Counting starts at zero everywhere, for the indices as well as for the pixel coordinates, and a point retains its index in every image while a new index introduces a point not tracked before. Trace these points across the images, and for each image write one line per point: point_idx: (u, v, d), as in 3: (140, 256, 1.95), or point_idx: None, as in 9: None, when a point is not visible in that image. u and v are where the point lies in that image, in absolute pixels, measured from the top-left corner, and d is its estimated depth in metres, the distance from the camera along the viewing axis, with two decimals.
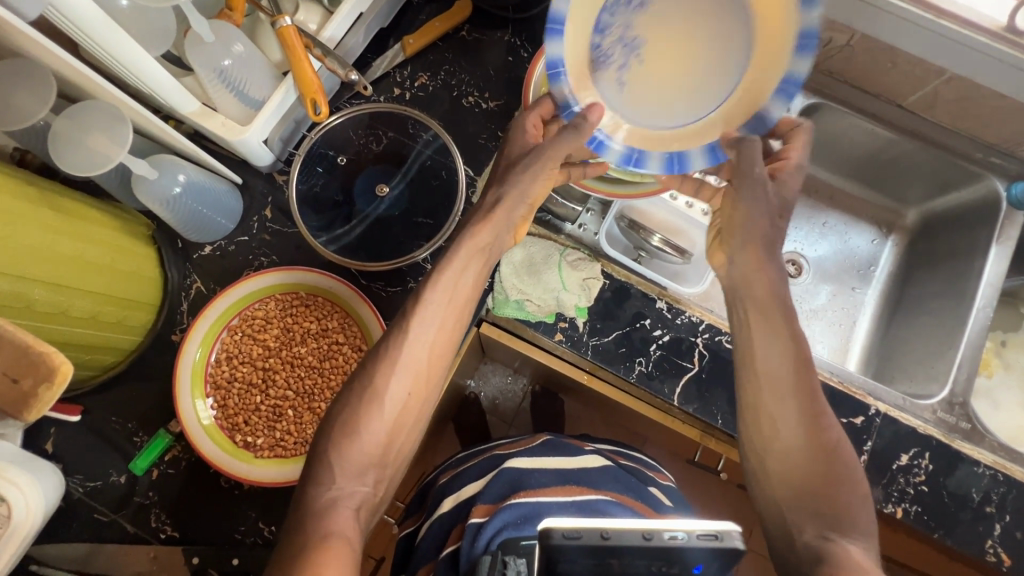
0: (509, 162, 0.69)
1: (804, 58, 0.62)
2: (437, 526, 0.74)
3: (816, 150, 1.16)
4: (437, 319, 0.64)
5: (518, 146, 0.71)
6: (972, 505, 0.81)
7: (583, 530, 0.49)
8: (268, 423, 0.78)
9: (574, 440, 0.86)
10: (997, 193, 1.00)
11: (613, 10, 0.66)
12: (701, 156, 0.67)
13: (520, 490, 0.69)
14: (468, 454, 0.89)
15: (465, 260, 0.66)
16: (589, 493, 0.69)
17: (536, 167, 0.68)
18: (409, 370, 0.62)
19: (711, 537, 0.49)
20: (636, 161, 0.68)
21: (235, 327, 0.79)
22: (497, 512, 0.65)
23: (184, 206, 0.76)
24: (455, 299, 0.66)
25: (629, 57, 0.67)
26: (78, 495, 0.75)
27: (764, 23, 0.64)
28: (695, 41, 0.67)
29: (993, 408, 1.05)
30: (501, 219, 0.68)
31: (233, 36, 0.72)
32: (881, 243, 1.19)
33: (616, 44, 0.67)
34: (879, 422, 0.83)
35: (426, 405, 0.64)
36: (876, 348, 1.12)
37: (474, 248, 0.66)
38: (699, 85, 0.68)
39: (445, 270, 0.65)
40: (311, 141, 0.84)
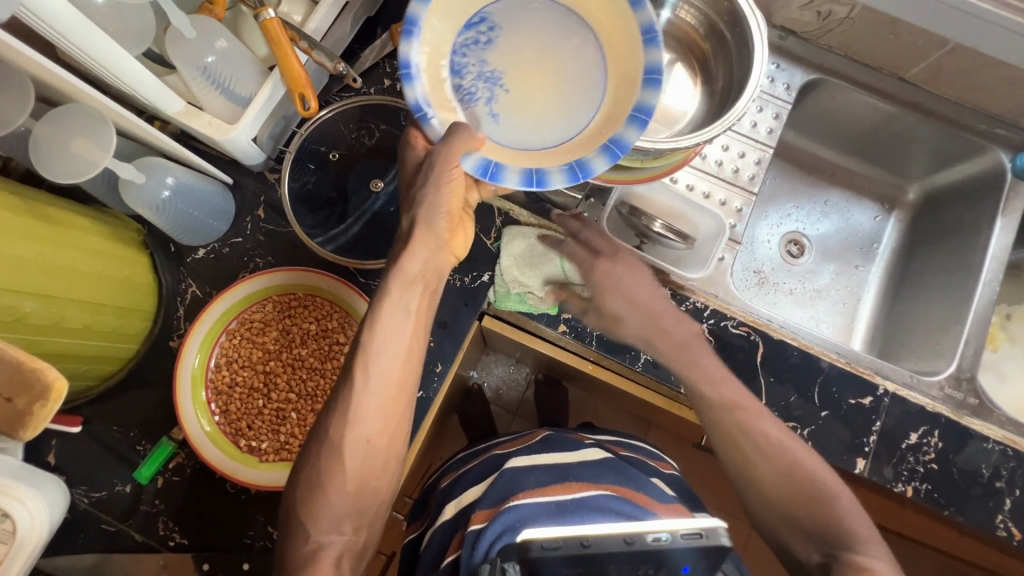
0: (412, 193, 0.69)
1: (655, 46, 0.64)
2: (446, 523, 0.74)
3: (817, 127, 1.14)
4: (383, 361, 0.65)
5: (412, 172, 0.70)
6: (982, 481, 0.80)
7: (562, 540, 0.54)
8: (272, 427, 0.77)
9: (575, 434, 0.85)
10: (1002, 165, 0.98)
11: (464, 51, 0.69)
12: (601, 155, 0.63)
13: (515, 492, 0.69)
14: (468, 454, 0.90)
15: (398, 296, 0.67)
16: (587, 489, 0.69)
17: (442, 194, 0.67)
18: (370, 415, 0.65)
19: (695, 536, 0.52)
20: (537, 180, 0.63)
21: (234, 330, 0.78)
22: (496, 517, 0.66)
23: (175, 209, 0.74)
24: (397, 342, 0.66)
25: (494, 89, 0.69)
26: (84, 506, 0.74)
27: (605, 25, 0.67)
28: (555, 65, 0.69)
29: (999, 382, 1.05)
30: (424, 243, 0.68)
31: (215, 31, 0.69)
32: (884, 219, 1.17)
33: (476, 81, 0.69)
34: (888, 401, 0.82)
35: (391, 444, 0.67)
36: (881, 325, 1.11)
37: (404, 281, 0.67)
38: (571, 99, 0.68)
39: (379, 315, 0.66)
40: (303, 137, 0.82)
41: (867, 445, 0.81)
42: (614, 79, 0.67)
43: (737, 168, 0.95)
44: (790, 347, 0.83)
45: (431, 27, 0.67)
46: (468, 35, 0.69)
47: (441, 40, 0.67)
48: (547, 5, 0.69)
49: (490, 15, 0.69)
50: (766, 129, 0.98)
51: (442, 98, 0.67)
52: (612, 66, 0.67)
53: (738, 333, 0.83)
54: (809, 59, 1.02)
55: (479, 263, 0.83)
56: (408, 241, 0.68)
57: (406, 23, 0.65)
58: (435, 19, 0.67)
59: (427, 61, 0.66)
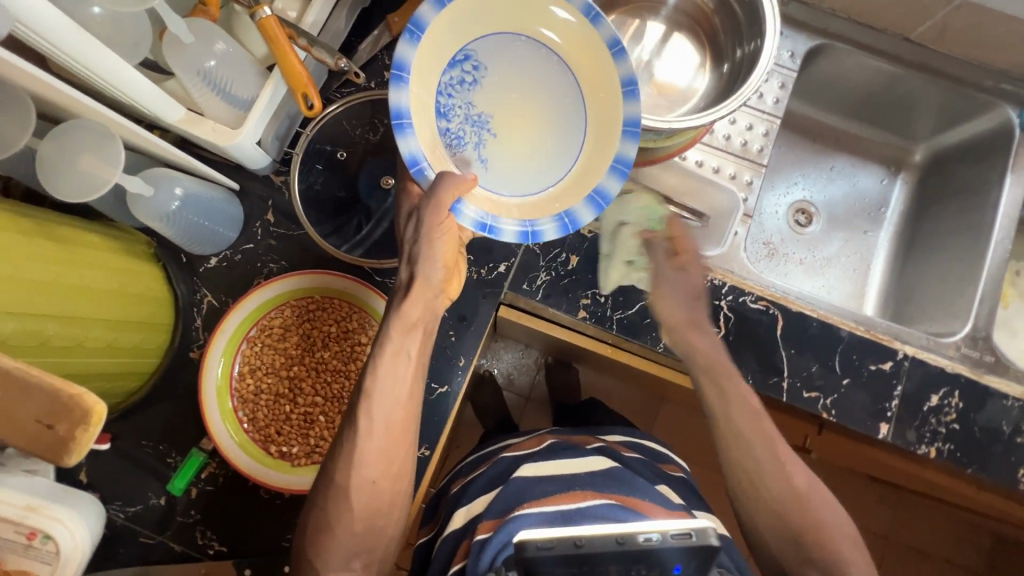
0: (406, 243, 0.69)
1: (634, 96, 0.68)
2: (456, 530, 0.74)
3: (820, 93, 1.13)
4: (386, 407, 0.66)
5: (405, 220, 0.70)
6: (1003, 438, 0.82)
7: (557, 540, 0.51)
8: (301, 431, 0.77)
9: (581, 437, 0.87)
10: (1010, 121, 0.98)
11: (451, 92, 0.71)
12: (587, 205, 0.69)
13: (523, 502, 0.70)
14: (476, 458, 0.91)
15: (398, 340, 0.67)
16: (591, 498, 0.69)
17: (437, 243, 0.67)
18: (376, 459, 0.66)
19: (685, 536, 0.51)
20: (534, 235, 0.67)
21: (254, 337, 0.77)
22: (502, 525, 0.66)
23: (185, 220, 0.73)
24: (398, 387, 0.67)
25: (480, 133, 0.72)
26: (120, 521, 0.75)
27: (586, 67, 0.70)
28: (539, 106, 0.73)
29: (1010, 337, 1.07)
30: (421, 292, 0.68)
31: (213, 33, 0.67)
32: (890, 182, 1.17)
33: (463, 124, 0.72)
34: (908, 365, 0.83)
35: (395, 486, 0.68)
36: (892, 288, 1.12)
37: (404, 326, 0.68)
38: (553, 141, 0.73)
39: (380, 361, 0.66)
40: (308, 137, 0.80)
41: (889, 410, 0.82)
42: (595, 123, 0.71)
43: (746, 141, 0.94)
44: (810, 318, 0.83)
45: (420, 70, 0.67)
46: (454, 76, 0.70)
47: (427, 85, 0.69)
48: (530, 45, 0.71)
49: (474, 53, 0.71)
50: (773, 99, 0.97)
51: (432, 143, 0.70)
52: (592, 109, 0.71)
53: (758, 308, 0.82)
54: (813, 23, 1.00)
55: (494, 254, 0.82)
56: (406, 292, 0.68)
57: (396, 70, 0.65)
58: (422, 64, 0.67)
59: (417, 109, 0.68)
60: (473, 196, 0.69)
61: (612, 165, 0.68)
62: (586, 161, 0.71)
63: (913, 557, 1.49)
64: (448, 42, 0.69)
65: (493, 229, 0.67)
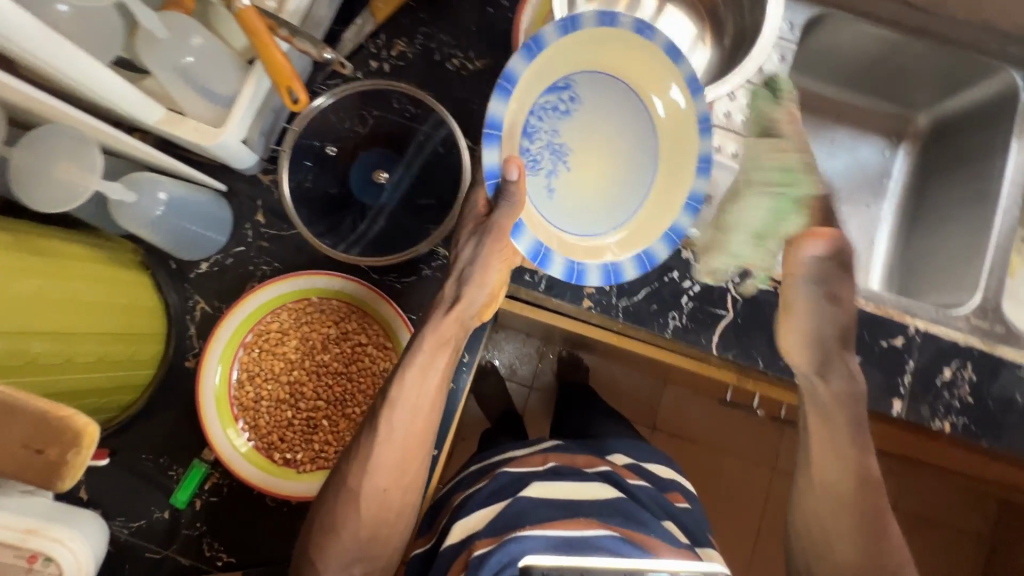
0: (460, 262, 0.69)
1: (706, 172, 0.66)
2: (455, 544, 0.72)
3: (819, 65, 1.10)
4: (406, 416, 0.68)
5: (464, 233, 0.69)
6: (1016, 408, 0.81)
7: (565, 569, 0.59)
8: (305, 437, 0.75)
9: (589, 457, 0.84)
10: (1015, 84, 0.95)
11: (542, 115, 0.68)
12: (633, 263, 0.66)
13: (523, 523, 0.67)
14: (477, 470, 0.88)
15: (429, 355, 0.68)
16: (594, 528, 0.68)
17: (490, 269, 0.68)
18: (387, 471, 0.68)
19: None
20: (614, 276, 0.65)
21: (251, 343, 0.75)
22: (500, 546, 0.65)
23: (172, 225, 0.70)
24: (421, 402, 0.68)
25: (557, 165, 0.69)
26: (124, 537, 0.73)
27: (675, 126, 0.68)
28: (615, 155, 0.70)
29: (1019, 306, 1.07)
30: (463, 309, 0.68)
31: (188, 27, 0.64)
32: (892, 153, 1.15)
33: (543, 150, 0.68)
34: (920, 340, 0.81)
35: (404, 504, 0.70)
36: (898, 261, 1.10)
37: (437, 342, 0.68)
38: (620, 193, 0.70)
39: (408, 371, 0.67)
40: (296, 133, 0.77)
41: (902, 386, 0.80)
42: (665, 184, 0.69)
43: None
44: None
45: (523, 87, 0.64)
46: (551, 104, 0.68)
47: (527, 103, 0.66)
48: (628, 98, 0.69)
49: (577, 83, 0.68)
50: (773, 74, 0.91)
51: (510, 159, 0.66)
52: (669, 166, 0.69)
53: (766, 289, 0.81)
54: None
55: None
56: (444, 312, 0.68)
57: (503, 80, 0.62)
58: (529, 82, 0.65)
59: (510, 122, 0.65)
60: (530, 217, 0.66)
61: (666, 233, 0.67)
62: (646, 220, 0.68)
63: (923, 526, 1.50)
64: (562, 66, 0.66)
65: (543, 258, 0.64)
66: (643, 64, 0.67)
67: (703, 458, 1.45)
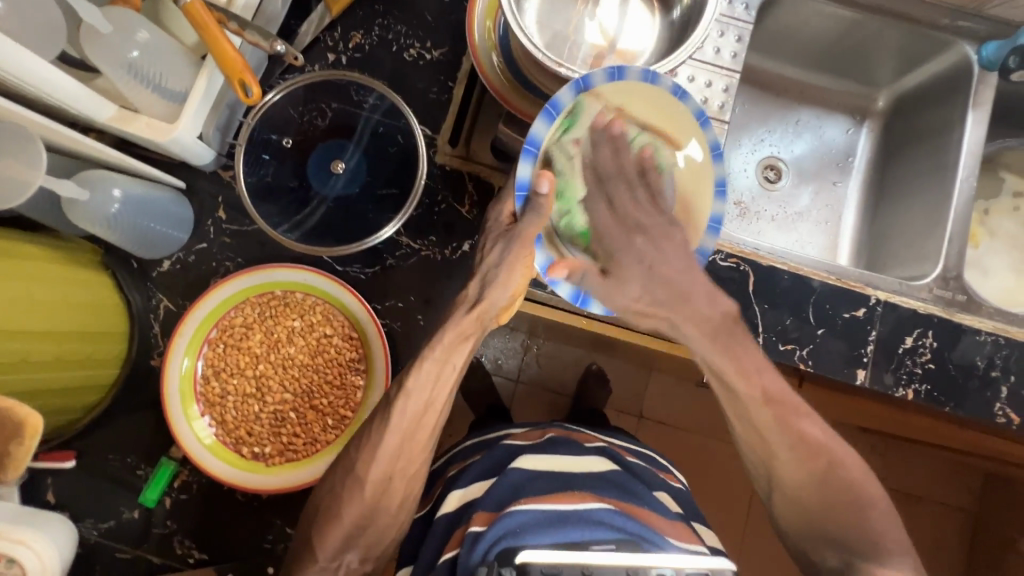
0: (486, 262, 0.69)
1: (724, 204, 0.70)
2: (450, 513, 0.72)
3: (780, 47, 1.11)
4: (421, 407, 0.67)
5: (492, 233, 0.70)
6: (978, 373, 0.82)
7: (561, 567, 0.56)
8: (273, 430, 0.75)
9: (582, 434, 0.85)
10: (969, 58, 0.96)
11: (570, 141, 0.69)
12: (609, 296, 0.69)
13: (519, 497, 0.67)
14: (475, 444, 0.88)
15: (448, 349, 0.68)
16: (589, 501, 0.67)
17: (513, 271, 0.68)
18: (387, 456, 0.67)
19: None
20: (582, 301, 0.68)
21: (216, 338, 0.75)
22: (498, 519, 0.64)
23: (129, 223, 0.70)
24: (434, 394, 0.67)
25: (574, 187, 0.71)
26: (94, 538, 0.73)
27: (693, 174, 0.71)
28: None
29: (983, 276, 1.09)
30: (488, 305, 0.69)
31: (134, 21, 0.63)
32: (856, 131, 1.17)
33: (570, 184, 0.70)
34: (881, 310, 0.83)
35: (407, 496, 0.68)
36: (865, 237, 1.12)
37: (459, 336, 0.69)
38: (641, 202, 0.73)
39: (426, 361, 0.67)
40: (248, 126, 0.77)
41: (865, 355, 0.81)
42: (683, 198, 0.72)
43: (723, 104, 0.88)
44: (781, 272, 0.82)
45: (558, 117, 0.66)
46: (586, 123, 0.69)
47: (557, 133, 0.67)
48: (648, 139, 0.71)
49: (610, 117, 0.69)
50: (730, 54, 0.92)
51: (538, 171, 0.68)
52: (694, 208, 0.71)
53: (728, 266, 0.82)
54: None
55: (458, 233, 0.80)
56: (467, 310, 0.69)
57: (547, 106, 0.64)
58: (568, 119, 0.66)
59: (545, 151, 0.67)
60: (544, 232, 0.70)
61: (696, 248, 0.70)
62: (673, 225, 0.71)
63: (908, 501, 1.51)
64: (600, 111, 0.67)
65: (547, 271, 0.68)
66: (675, 120, 0.69)
67: (688, 443, 1.46)
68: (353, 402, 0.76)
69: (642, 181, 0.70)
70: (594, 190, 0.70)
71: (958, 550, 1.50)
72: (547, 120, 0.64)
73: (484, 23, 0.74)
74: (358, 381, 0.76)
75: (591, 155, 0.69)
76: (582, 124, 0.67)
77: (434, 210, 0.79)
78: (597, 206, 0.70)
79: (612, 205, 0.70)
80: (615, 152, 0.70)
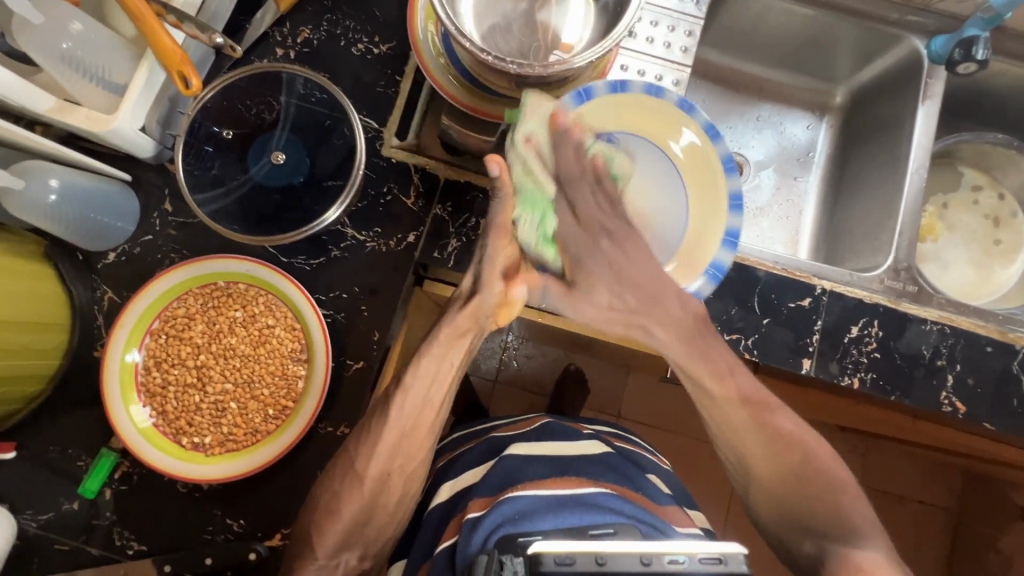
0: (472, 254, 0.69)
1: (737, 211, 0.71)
2: (444, 505, 0.73)
3: (738, 44, 1.12)
4: (417, 404, 0.68)
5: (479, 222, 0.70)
6: (924, 362, 0.82)
7: (576, 556, 0.50)
8: (214, 420, 0.75)
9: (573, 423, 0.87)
10: (918, 52, 0.97)
11: None
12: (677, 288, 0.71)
13: (517, 483, 0.67)
14: (461, 436, 0.89)
15: (446, 346, 0.69)
16: (588, 486, 0.67)
17: (499, 264, 0.68)
18: (387, 453, 0.67)
19: (714, 561, 0.50)
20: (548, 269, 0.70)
21: (158, 330, 0.75)
22: (497, 506, 0.63)
23: (70, 213, 0.70)
24: (427, 390, 0.69)
25: None
26: (33, 530, 0.73)
27: (695, 176, 0.74)
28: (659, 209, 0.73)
29: (942, 270, 1.09)
30: (480, 305, 0.69)
31: (69, 13, 0.65)
32: (816, 127, 1.17)
33: None
34: (827, 299, 0.83)
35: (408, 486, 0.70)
36: (824, 231, 1.12)
37: (454, 334, 0.70)
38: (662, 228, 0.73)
39: (424, 358, 0.69)
40: (190, 118, 0.76)
41: (811, 345, 0.82)
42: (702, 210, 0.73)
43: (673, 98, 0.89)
44: (726, 263, 0.82)
45: None
46: (598, 143, 0.72)
47: None
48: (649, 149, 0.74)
49: (614, 136, 0.73)
50: (680, 49, 0.92)
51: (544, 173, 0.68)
52: (700, 195, 0.73)
53: None
54: None
55: (402, 224, 0.80)
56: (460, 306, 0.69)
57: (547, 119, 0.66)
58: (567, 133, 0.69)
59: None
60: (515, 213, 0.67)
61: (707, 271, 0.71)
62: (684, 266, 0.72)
63: (891, 501, 1.47)
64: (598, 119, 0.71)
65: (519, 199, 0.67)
66: (663, 122, 0.74)
67: (667, 443, 1.44)
68: (294, 392, 0.76)
69: (602, 189, 0.64)
70: (554, 197, 0.65)
71: (941, 552, 1.47)
72: (548, 120, 0.66)
73: (426, 28, 0.74)
74: (299, 371, 0.76)
75: (553, 154, 0.63)
76: (535, 118, 0.63)
77: (379, 202, 0.80)
78: (564, 209, 0.65)
79: (575, 209, 0.65)
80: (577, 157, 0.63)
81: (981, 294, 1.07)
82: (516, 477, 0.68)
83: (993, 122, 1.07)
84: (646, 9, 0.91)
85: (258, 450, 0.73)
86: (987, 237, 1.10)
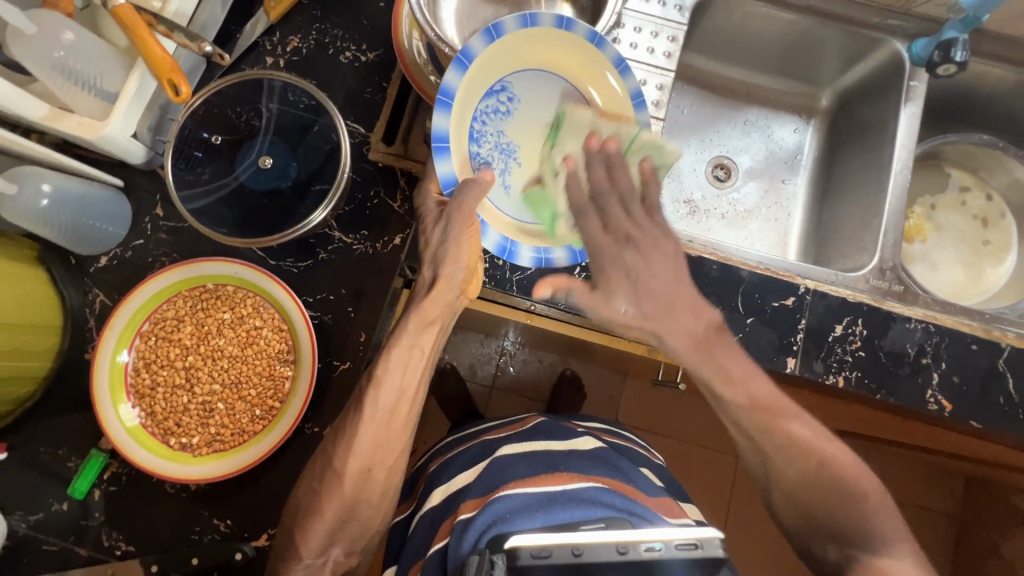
0: (431, 245, 0.68)
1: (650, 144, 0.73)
2: (436, 507, 0.72)
3: (725, 49, 1.14)
4: (391, 400, 0.66)
5: (429, 218, 0.69)
6: (908, 360, 0.83)
7: (553, 548, 0.49)
8: (201, 421, 0.76)
9: (566, 422, 0.86)
10: (899, 55, 0.99)
11: (485, 119, 0.74)
12: (566, 254, 0.71)
13: (508, 481, 0.67)
14: (456, 439, 0.89)
15: (414, 334, 0.67)
16: (578, 481, 0.66)
17: (463, 246, 0.68)
18: (372, 456, 0.66)
19: (691, 546, 0.48)
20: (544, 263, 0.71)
21: (148, 332, 0.77)
22: (484, 506, 0.63)
23: (61, 216, 0.72)
24: (411, 392, 0.67)
25: (508, 162, 0.75)
26: (23, 530, 0.74)
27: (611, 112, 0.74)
28: None
29: (931, 271, 1.08)
30: (446, 291, 0.68)
31: (61, 24, 0.67)
32: (803, 130, 1.18)
33: (493, 150, 0.74)
34: (811, 299, 0.84)
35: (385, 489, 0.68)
36: (812, 232, 1.12)
37: (421, 321, 0.68)
38: None
39: (393, 349, 0.66)
40: (179, 124, 0.78)
41: (795, 344, 0.82)
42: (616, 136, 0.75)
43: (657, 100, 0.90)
44: (709, 262, 0.83)
45: (465, 90, 0.70)
46: (499, 90, 0.73)
47: (467, 109, 0.71)
48: (564, 85, 0.75)
49: (516, 79, 0.74)
50: (663, 54, 0.94)
51: (461, 135, 0.71)
52: None
53: None
54: None
55: (390, 227, 0.82)
56: (424, 293, 0.68)
57: (442, 96, 0.67)
58: (475, 73, 0.70)
59: (454, 129, 0.70)
60: (493, 219, 0.72)
61: None
62: None
63: None
64: (499, 64, 0.72)
65: (509, 250, 0.70)
66: (573, 56, 0.73)
67: (664, 448, 1.43)
68: (280, 392, 0.77)
69: (637, 198, 0.69)
70: (583, 207, 0.69)
71: (944, 558, 1.43)
72: (458, 70, 0.67)
73: (411, 37, 0.75)
74: (286, 371, 0.77)
75: (586, 173, 0.70)
76: (570, 141, 0.73)
77: (365, 205, 0.82)
78: (589, 222, 0.69)
79: (602, 218, 0.68)
80: (609, 172, 0.69)
81: (971, 294, 1.06)
82: (499, 476, 0.68)
83: (978, 124, 1.08)
84: (628, 16, 0.94)
85: (243, 450, 0.73)
86: (975, 238, 1.10)
